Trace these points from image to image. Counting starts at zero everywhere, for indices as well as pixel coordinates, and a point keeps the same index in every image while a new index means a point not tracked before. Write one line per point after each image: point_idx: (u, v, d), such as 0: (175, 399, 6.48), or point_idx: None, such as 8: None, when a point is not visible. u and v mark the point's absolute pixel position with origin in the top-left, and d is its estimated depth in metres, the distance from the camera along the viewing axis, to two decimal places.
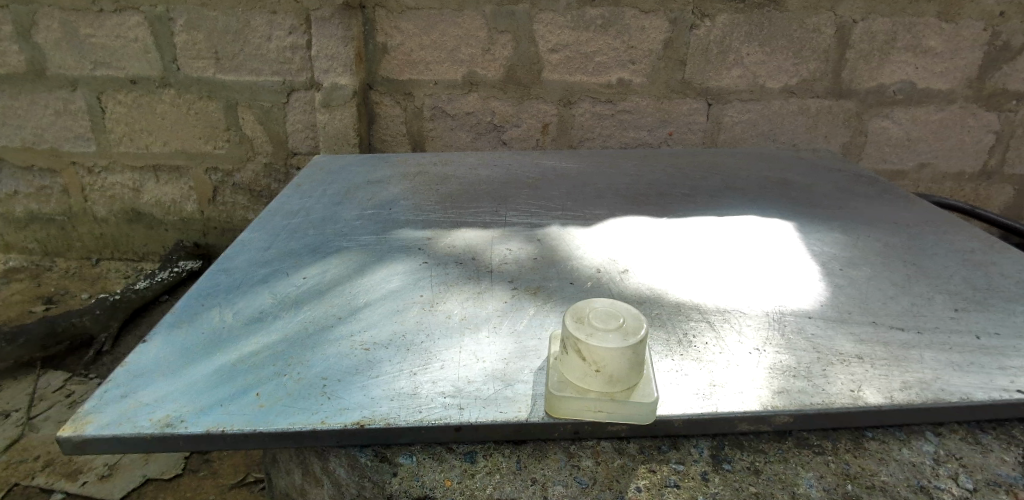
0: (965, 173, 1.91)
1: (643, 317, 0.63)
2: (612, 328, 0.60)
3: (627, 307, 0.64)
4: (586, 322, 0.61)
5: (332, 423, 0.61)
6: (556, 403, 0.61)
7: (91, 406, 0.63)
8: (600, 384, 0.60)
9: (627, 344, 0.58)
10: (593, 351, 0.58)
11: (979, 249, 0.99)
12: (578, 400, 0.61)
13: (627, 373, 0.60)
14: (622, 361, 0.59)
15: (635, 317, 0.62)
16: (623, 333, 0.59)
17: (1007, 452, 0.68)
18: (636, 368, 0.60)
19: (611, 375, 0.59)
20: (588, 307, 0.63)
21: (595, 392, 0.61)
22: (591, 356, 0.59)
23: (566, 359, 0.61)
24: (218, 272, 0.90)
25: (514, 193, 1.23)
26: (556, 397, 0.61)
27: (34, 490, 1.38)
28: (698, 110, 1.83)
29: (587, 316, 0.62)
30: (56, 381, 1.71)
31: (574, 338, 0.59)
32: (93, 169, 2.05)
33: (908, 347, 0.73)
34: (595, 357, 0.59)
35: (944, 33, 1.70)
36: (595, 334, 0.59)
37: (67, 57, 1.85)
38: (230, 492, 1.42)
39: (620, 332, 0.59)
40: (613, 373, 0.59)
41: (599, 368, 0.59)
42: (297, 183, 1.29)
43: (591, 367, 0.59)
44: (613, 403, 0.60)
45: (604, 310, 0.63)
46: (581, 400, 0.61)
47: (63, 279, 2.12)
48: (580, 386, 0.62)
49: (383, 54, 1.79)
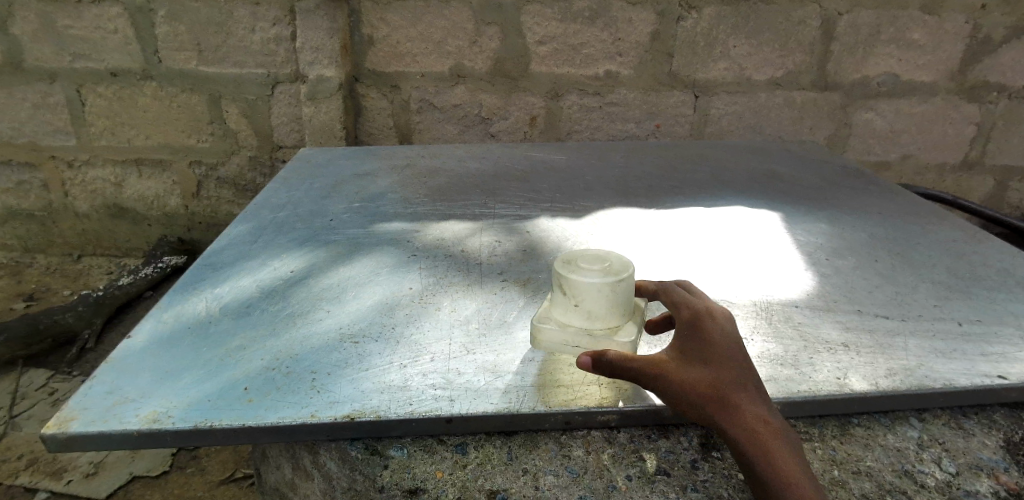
0: (946, 165, 1.94)
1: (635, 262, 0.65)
2: (598, 267, 0.63)
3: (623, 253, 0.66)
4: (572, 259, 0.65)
5: (322, 416, 0.60)
6: (536, 333, 0.68)
7: (75, 403, 0.62)
8: (582, 321, 0.64)
9: (602, 279, 0.61)
10: (571, 285, 0.62)
11: (961, 238, 1.01)
12: (560, 336, 0.66)
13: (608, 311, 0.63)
14: (601, 298, 0.62)
15: (625, 262, 0.64)
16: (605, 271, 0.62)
17: (989, 436, 0.69)
18: (619, 309, 0.63)
19: (588, 311, 0.63)
20: (583, 251, 0.67)
21: (575, 327, 0.65)
22: (572, 294, 0.63)
23: (554, 295, 0.66)
24: (203, 266, 0.89)
25: (504, 186, 1.22)
26: (534, 327, 0.67)
27: (18, 490, 1.36)
28: (685, 102, 1.83)
29: (577, 259, 0.65)
30: (39, 378, 1.68)
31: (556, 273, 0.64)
32: (73, 163, 2.01)
33: (892, 335, 0.75)
34: (574, 291, 0.63)
35: (927, 26, 1.72)
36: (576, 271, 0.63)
37: (45, 49, 1.81)
38: (219, 488, 1.41)
39: (603, 270, 0.62)
40: (592, 310, 0.63)
41: (579, 304, 0.63)
42: (284, 176, 1.27)
43: (572, 302, 0.63)
44: (592, 339, 0.64)
45: (597, 255, 0.66)
46: (562, 336, 0.65)
47: (44, 276, 2.08)
48: (563, 322, 0.66)
49: (369, 46, 1.78)
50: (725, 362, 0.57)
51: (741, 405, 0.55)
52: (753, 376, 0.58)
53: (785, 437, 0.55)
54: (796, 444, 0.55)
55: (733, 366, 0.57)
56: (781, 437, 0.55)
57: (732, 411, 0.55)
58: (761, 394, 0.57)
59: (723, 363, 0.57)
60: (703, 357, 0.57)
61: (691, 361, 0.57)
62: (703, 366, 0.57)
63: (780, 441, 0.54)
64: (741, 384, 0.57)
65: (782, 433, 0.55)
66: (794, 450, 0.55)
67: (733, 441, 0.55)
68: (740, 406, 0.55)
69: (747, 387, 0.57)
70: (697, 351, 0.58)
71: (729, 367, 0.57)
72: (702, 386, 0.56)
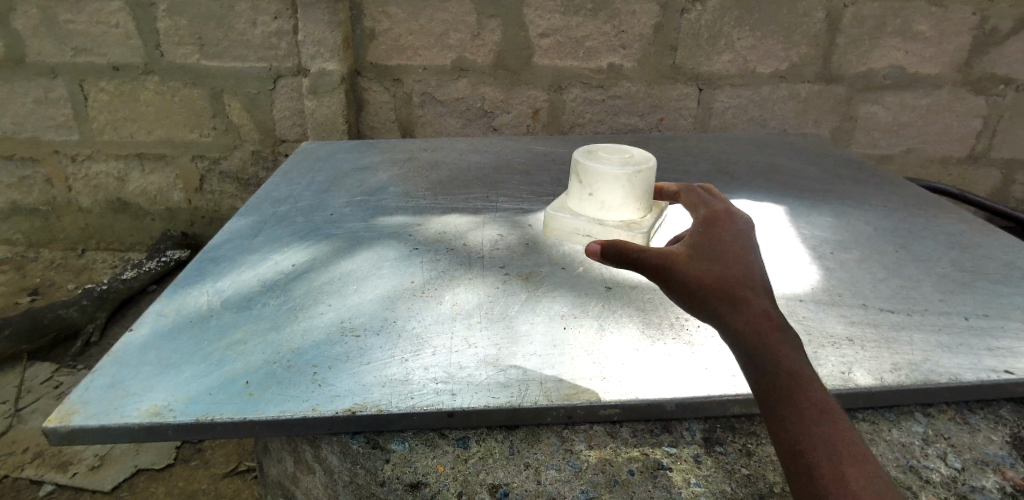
0: (952, 157, 1.92)
1: (648, 160, 0.91)
2: (616, 159, 0.90)
3: (645, 157, 0.93)
4: (598, 154, 0.93)
5: (323, 410, 0.60)
6: (549, 222, 0.95)
7: (76, 397, 0.62)
8: (593, 208, 0.93)
9: (611, 170, 0.88)
10: (587, 175, 0.91)
11: (967, 231, 1.00)
12: (574, 222, 0.93)
13: (614, 201, 0.91)
14: (608, 186, 0.90)
15: (640, 160, 0.91)
16: (621, 163, 0.89)
17: (995, 432, 0.69)
18: (625, 202, 0.90)
19: (598, 196, 0.91)
20: (607, 151, 0.95)
21: (586, 214, 0.93)
22: (589, 182, 0.92)
23: (575, 185, 0.94)
24: (205, 260, 0.89)
25: (506, 179, 1.22)
26: (549, 215, 0.95)
27: (24, 482, 1.37)
28: (688, 95, 1.82)
29: (599, 156, 0.93)
30: (43, 372, 1.69)
31: (581, 163, 0.92)
32: (75, 158, 2.01)
33: (897, 329, 0.74)
34: (589, 181, 0.91)
35: (933, 18, 1.70)
36: (596, 162, 0.90)
37: (47, 44, 1.81)
38: (223, 481, 1.41)
39: (619, 162, 0.90)
40: (602, 195, 0.91)
41: (593, 192, 0.92)
42: (286, 171, 1.26)
43: (587, 190, 0.92)
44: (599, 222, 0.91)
45: (617, 154, 0.93)
46: (575, 222, 0.92)
47: (49, 271, 2.09)
48: (577, 208, 0.95)
49: (370, 40, 1.77)
50: (735, 264, 0.61)
51: (747, 299, 0.57)
52: (764, 281, 0.60)
53: (791, 337, 0.55)
54: (802, 346, 0.56)
55: (743, 269, 0.60)
56: (787, 335, 0.55)
57: (737, 306, 0.57)
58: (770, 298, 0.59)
59: (730, 263, 0.61)
60: (710, 256, 0.62)
61: (700, 258, 0.61)
62: (710, 263, 0.61)
63: (785, 338, 0.55)
64: (748, 283, 0.59)
65: (789, 333, 0.56)
66: (799, 351, 0.55)
67: (733, 333, 0.56)
68: (747, 302, 0.57)
69: (756, 288, 0.59)
70: (706, 252, 0.62)
71: (738, 268, 0.60)
72: (708, 278, 0.59)
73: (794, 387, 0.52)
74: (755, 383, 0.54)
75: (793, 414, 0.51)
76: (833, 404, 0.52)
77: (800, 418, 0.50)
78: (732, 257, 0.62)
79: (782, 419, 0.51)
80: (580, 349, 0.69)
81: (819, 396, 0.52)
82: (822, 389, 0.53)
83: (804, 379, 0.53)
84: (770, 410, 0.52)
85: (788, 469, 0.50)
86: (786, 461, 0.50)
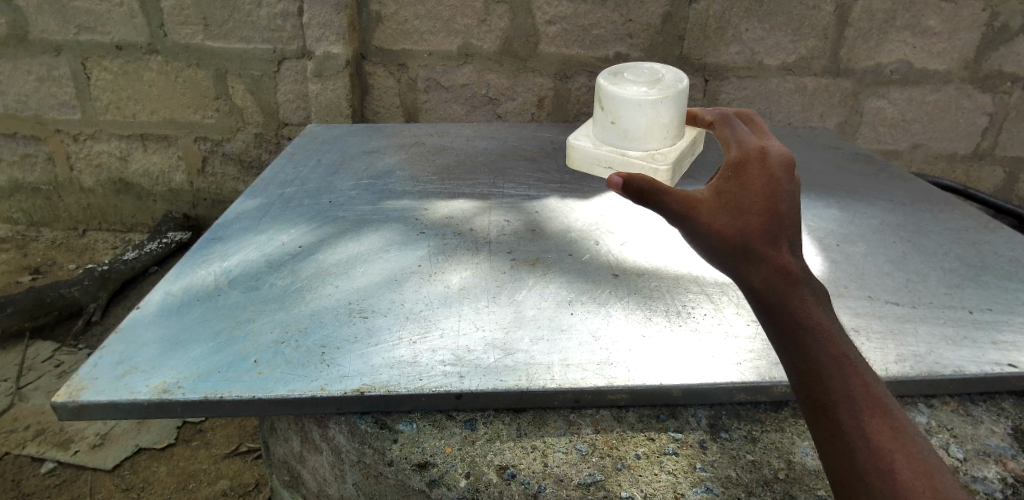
0: (956, 154, 1.92)
1: (679, 84, 0.93)
2: (641, 83, 0.93)
3: (675, 78, 0.95)
4: (624, 77, 0.96)
5: (332, 390, 0.61)
6: (569, 156, 1.04)
7: (86, 372, 0.62)
8: (616, 137, 0.98)
9: (631, 99, 0.92)
10: (609, 104, 0.95)
11: (972, 227, 1.00)
12: (594, 151, 1.01)
13: (635, 131, 0.95)
14: (628, 114, 0.94)
15: (667, 84, 0.93)
16: (646, 88, 0.92)
17: (997, 424, 0.70)
18: (648, 131, 0.95)
19: (621, 126, 0.96)
20: (632, 71, 0.97)
21: (609, 146, 1.00)
22: (612, 110, 0.96)
23: (598, 114, 0.99)
24: (212, 239, 0.89)
25: (513, 166, 1.21)
26: (568, 146, 1.04)
27: (25, 460, 1.39)
28: (694, 86, 1.81)
29: (624, 76, 0.96)
30: (45, 351, 1.69)
31: (604, 90, 0.95)
32: (78, 137, 2.00)
33: (902, 321, 0.74)
34: (611, 110, 0.96)
35: (943, 13, 1.69)
36: (619, 88, 0.94)
37: (50, 21, 1.79)
38: (224, 461, 1.42)
39: (643, 87, 0.93)
40: (623, 125, 0.96)
41: (615, 120, 0.96)
42: (292, 153, 1.26)
43: (611, 120, 0.97)
44: (620, 151, 0.98)
45: (643, 75, 0.95)
46: (596, 153, 1.01)
47: (50, 250, 2.09)
48: (600, 139, 1.01)
49: (376, 23, 1.75)
50: (759, 213, 0.59)
51: (767, 254, 0.56)
52: (789, 227, 0.59)
53: (810, 291, 0.55)
54: (822, 300, 0.55)
55: (767, 217, 0.59)
56: (805, 289, 0.55)
57: (755, 261, 0.56)
58: (792, 253, 0.58)
59: (751, 211, 0.60)
60: (733, 206, 0.60)
61: (723, 206, 0.61)
62: (732, 213, 0.60)
63: (803, 289, 0.55)
64: (771, 234, 0.58)
65: (809, 286, 0.55)
66: (819, 304, 0.54)
67: (752, 289, 0.56)
68: (765, 254, 0.57)
69: (777, 239, 0.58)
70: (730, 200, 0.61)
71: (761, 214, 0.59)
72: (726, 229, 0.59)
73: (813, 338, 0.51)
74: (774, 335, 0.54)
75: (812, 364, 0.50)
76: (854, 352, 0.51)
77: (819, 367, 0.49)
78: (756, 204, 0.60)
79: (799, 372, 0.50)
80: (587, 335, 0.70)
81: (838, 345, 0.51)
82: (843, 338, 0.52)
83: (823, 331, 0.51)
84: (789, 362, 0.52)
85: (810, 420, 0.49)
86: (808, 411, 0.49)
